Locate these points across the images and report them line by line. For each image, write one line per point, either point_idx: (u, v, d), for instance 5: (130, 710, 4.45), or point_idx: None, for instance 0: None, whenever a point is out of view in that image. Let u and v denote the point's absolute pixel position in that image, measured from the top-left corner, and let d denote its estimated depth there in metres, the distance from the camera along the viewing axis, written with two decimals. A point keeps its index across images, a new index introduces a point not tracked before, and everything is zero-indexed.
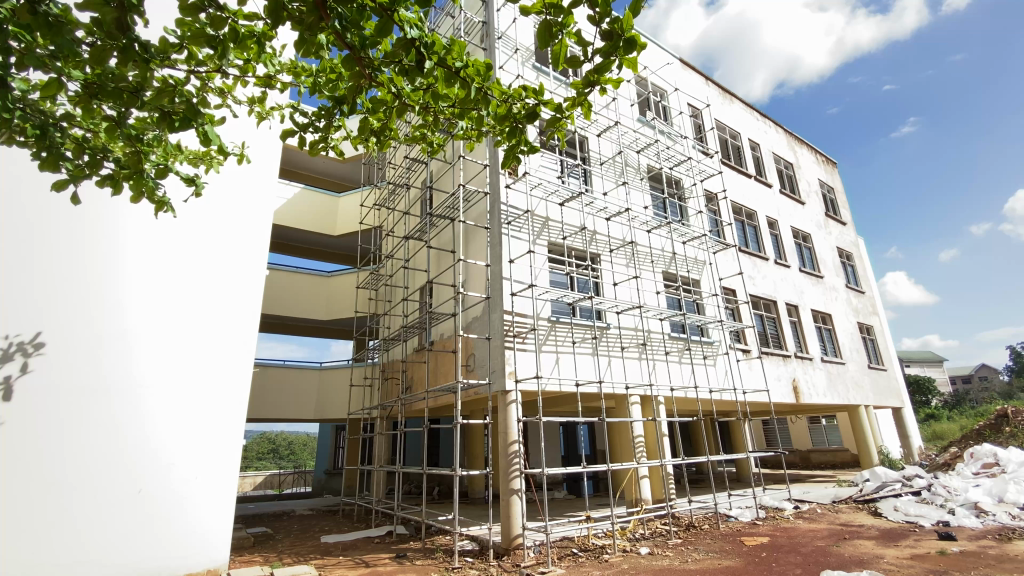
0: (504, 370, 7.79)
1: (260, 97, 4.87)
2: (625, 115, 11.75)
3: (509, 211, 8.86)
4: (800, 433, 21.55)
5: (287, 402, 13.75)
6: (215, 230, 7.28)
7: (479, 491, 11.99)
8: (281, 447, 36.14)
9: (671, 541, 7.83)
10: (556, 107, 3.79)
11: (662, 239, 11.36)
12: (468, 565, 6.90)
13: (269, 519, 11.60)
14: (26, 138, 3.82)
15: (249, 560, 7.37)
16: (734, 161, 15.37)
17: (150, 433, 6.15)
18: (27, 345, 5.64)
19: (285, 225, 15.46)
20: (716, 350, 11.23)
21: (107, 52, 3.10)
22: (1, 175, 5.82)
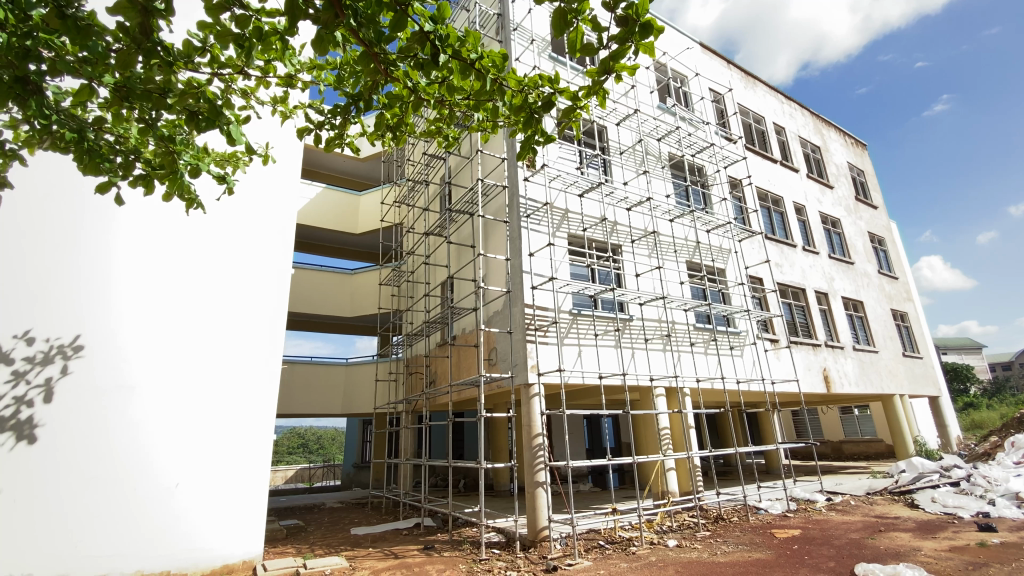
0: (526, 364, 7.80)
1: (282, 97, 4.92)
2: (644, 103, 11.54)
3: (528, 203, 8.83)
4: (831, 423, 21.05)
5: (315, 398, 14.05)
6: (241, 231, 7.41)
7: (504, 483, 12.06)
8: (311, 441, 37.04)
9: (700, 534, 7.75)
10: (571, 96, 3.72)
11: (686, 228, 11.14)
12: (495, 556, 6.95)
13: (302, 511, 11.92)
14: (64, 144, 3.96)
15: (282, 552, 7.60)
16: (758, 146, 14.98)
17: (183, 430, 6.34)
18: (66, 349, 5.87)
19: (309, 224, 15.74)
20: (743, 340, 11.02)
21: (132, 57, 3.17)
22: (39, 185, 6.09)
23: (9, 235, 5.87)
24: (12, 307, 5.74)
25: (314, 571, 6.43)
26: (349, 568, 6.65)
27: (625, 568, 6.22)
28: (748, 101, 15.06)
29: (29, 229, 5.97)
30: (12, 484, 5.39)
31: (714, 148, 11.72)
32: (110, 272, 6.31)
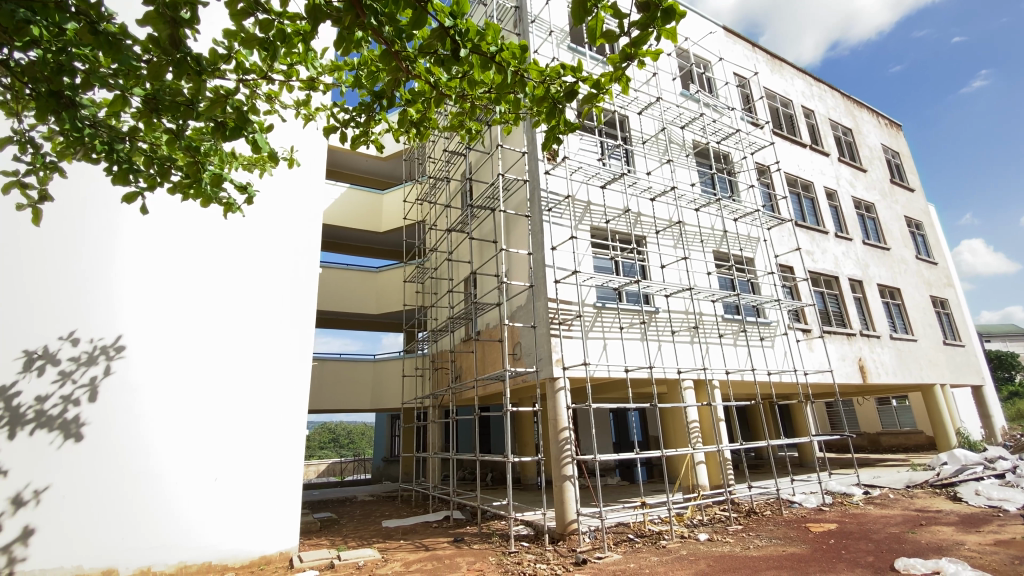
0: (551, 358, 7.78)
1: (305, 100, 4.99)
2: (666, 91, 11.32)
3: (549, 197, 8.78)
4: (867, 415, 20.42)
5: (345, 394, 14.34)
6: (271, 231, 7.61)
7: (531, 477, 12.10)
8: (341, 436, 37.84)
9: (731, 528, 7.63)
10: (593, 83, 3.66)
11: (713, 217, 10.89)
12: (525, 549, 6.99)
13: (335, 505, 12.22)
14: (99, 154, 4.11)
15: (317, 544, 7.81)
16: (786, 130, 14.54)
17: (220, 426, 6.56)
18: (109, 349, 6.14)
19: (334, 224, 16.01)
20: (774, 330, 10.76)
21: (163, 68, 3.27)
22: (79, 193, 6.38)
23: (52, 243, 6.16)
24: (57, 311, 6.04)
25: (348, 562, 6.59)
26: (381, 559, 6.79)
27: (656, 561, 6.16)
28: (775, 85, 14.61)
29: (71, 236, 6.26)
30: (63, 479, 5.68)
31: (740, 135, 11.42)
32: (196, 275, 6.87)
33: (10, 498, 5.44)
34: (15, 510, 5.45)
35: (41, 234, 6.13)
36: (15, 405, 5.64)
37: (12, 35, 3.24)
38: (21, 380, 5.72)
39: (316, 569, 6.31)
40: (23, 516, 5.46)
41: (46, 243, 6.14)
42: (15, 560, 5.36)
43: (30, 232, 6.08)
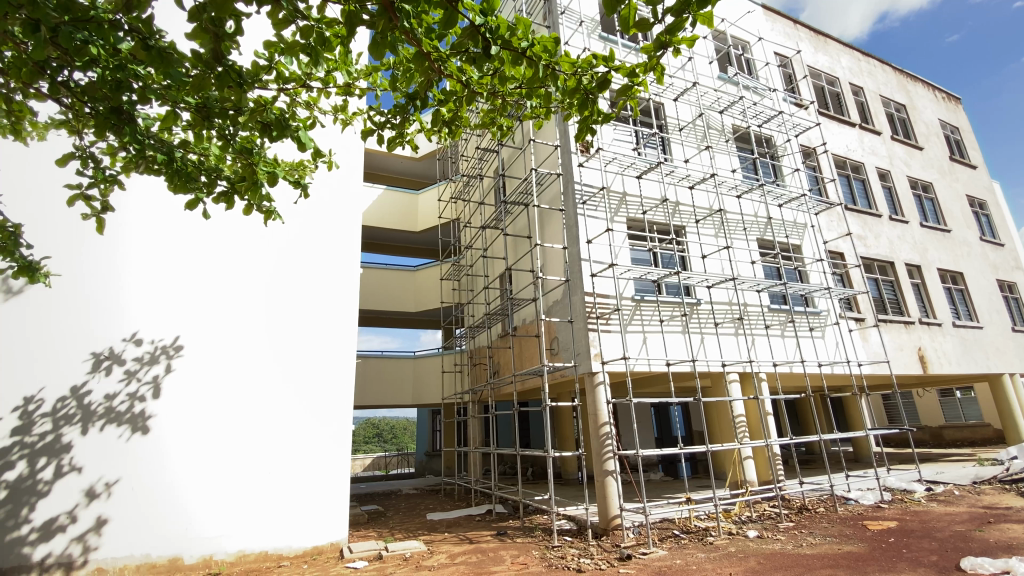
0: (589, 353, 7.73)
1: (342, 106, 5.09)
2: (703, 75, 10.95)
3: (583, 189, 8.67)
4: (928, 407, 19.29)
5: (387, 390, 14.69)
6: (316, 231, 7.85)
7: (572, 472, 12.06)
8: (385, 431, 38.85)
9: (782, 525, 7.37)
10: (627, 73, 3.56)
11: (755, 204, 10.49)
12: (568, 543, 6.98)
13: (380, 497, 12.58)
14: (157, 166, 4.32)
15: (365, 535, 8.07)
16: (833, 109, 13.85)
17: (276, 421, 6.87)
18: (169, 349, 6.52)
19: (372, 225, 16.39)
20: (824, 320, 10.29)
21: (206, 80, 3.39)
22: (141, 203, 6.83)
23: (116, 250, 6.59)
24: (121, 314, 6.46)
25: (396, 553, 6.75)
26: (427, 551, 6.93)
27: (703, 558, 6.03)
28: (819, 62, 13.92)
29: (133, 244, 6.68)
30: (130, 472, 6.06)
31: (783, 117, 10.92)
32: (246, 277, 7.19)
33: (84, 490, 5.87)
34: (89, 501, 5.87)
35: (104, 243, 6.56)
36: (87, 403, 6.06)
37: (74, 57, 3.44)
38: (91, 379, 6.15)
39: (365, 559, 6.50)
40: (95, 507, 5.87)
41: (111, 251, 6.57)
42: (89, 549, 5.77)
43: (96, 240, 6.53)
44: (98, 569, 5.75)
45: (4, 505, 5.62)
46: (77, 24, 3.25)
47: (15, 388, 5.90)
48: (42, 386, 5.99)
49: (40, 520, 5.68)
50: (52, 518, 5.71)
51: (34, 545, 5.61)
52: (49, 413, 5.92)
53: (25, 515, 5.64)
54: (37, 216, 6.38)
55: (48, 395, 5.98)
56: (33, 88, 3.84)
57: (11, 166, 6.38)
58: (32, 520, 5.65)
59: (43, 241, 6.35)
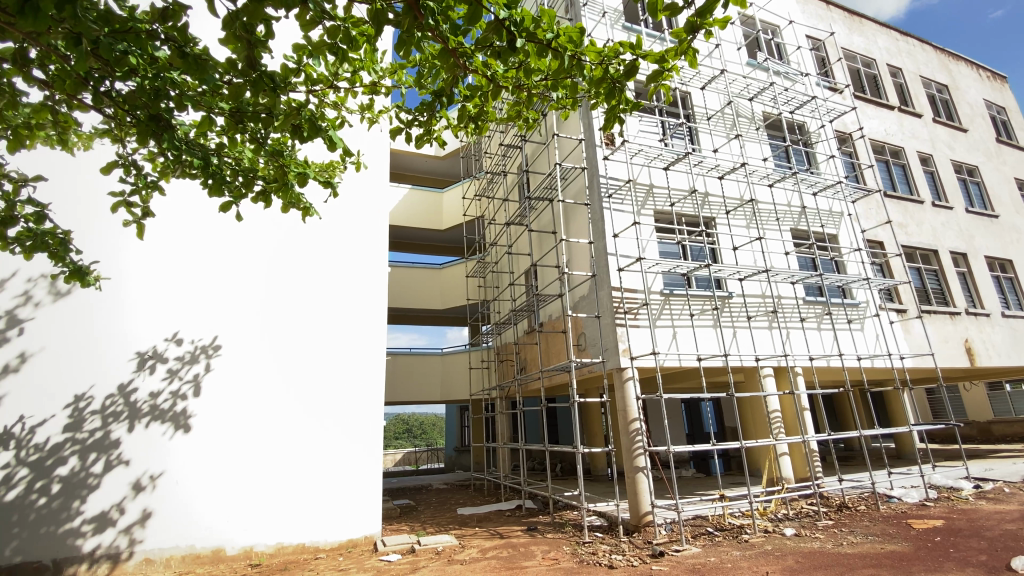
0: (617, 348, 7.63)
1: (369, 105, 5.14)
2: (731, 61, 10.66)
3: (609, 182, 8.57)
4: (976, 401, 18.41)
5: (416, 386, 14.87)
6: (346, 231, 7.98)
7: (602, 469, 12.00)
8: (414, 427, 39.37)
9: (821, 523, 7.16)
10: (656, 58, 3.48)
11: (788, 193, 10.18)
12: (599, 540, 6.94)
13: (412, 492, 12.77)
14: (195, 170, 4.46)
15: (398, 529, 8.21)
16: (869, 93, 13.31)
17: (284, 430, 6.87)
18: (207, 349, 6.77)
19: (399, 224, 16.59)
20: (863, 312, 9.92)
21: (242, 87, 3.51)
22: (181, 207, 7.12)
23: (158, 253, 6.87)
24: (161, 315, 6.71)
25: (428, 547, 6.85)
26: (459, 546, 6.99)
27: (738, 556, 5.90)
28: (854, 44, 13.38)
29: (172, 247, 6.95)
30: (173, 467, 6.32)
31: (817, 102, 10.53)
32: (279, 278, 7.37)
33: (131, 484, 6.14)
34: (136, 494, 6.14)
35: (146, 247, 6.83)
36: (133, 400, 6.34)
37: (114, 66, 3.57)
38: (137, 377, 6.43)
39: (398, 553, 6.61)
40: (142, 499, 6.14)
41: (154, 253, 6.85)
42: (135, 541, 6.03)
43: (139, 243, 6.80)
44: (146, 560, 6.02)
45: (58, 497, 5.91)
46: (117, 36, 3.35)
47: (67, 385, 6.20)
48: (91, 384, 6.28)
49: (92, 512, 5.96)
50: (103, 510, 5.99)
51: (86, 537, 5.89)
52: (98, 410, 6.21)
53: (77, 507, 5.93)
54: (83, 222, 6.68)
55: (98, 392, 6.27)
56: (77, 99, 4.00)
57: (59, 175, 6.70)
58: (85, 512, 5.94)
59: (92, 246, 6.65)
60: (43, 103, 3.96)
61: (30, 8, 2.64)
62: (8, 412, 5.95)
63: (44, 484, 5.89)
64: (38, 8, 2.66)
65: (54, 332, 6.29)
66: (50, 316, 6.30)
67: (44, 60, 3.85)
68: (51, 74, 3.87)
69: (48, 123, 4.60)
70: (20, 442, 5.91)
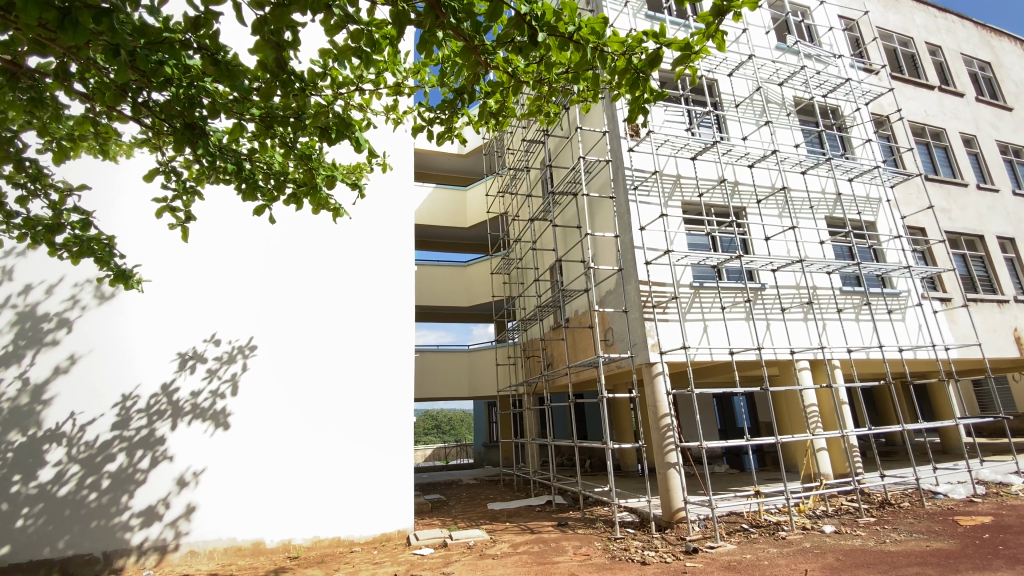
0: (646, 343, 7.53)
1: (393, 106, 5.18)
2: (759, 46, 10.35)
3: (635, 174, 8.45)
4: None
5: (444, 383, 15.02)
6: (375, 231, 8.09)
7: (632, 464, 11.90)
8: (443, 423, 39.83)
9: (863, 520, 6.93)
10: (680, 45, 3.39)
11: (822, 179, 9.85)
12: (631, 536, 6.89)
13: (443, 487, 12.95)
14: (228, 176, 4.58)
15: (429, 523, 8.33)
16: (907, 73, 12.74)
17: (309, 429, 6.98)
18: (245, 349, 6.99)
19: (424, 223, 16.74)
20: (904, 302, 9.54)
21: (272, 90, 3.59)
22: (217, 211, 7.36)
23: (198, 257, 7.12)
24: (201, 316, 6.95)
25: (460, 541, 6.92)
26: (490, 540, 7.04)
27: (775, 553, 5.77)
28: (889, 22, 12.82)
29: (209, 251, 7.18)
30: (214, 463, 6.54)
31: (852, 84, 10.15)
32: (311, 278, 7.54)
33: (176, 479, 6.39)
34: (180, 489, 6.38)
35: (186, 251, 7.09)
36: (176, 398, 6.59)
37: (151, 77, 3.69)
38: (179, 377, 6.68)
39: (431, 546, 6.70)
40: (186, 494, 6.39)
41: (193, 257, 7.10)
42: (181, 534, 6.27)
43: (180, 248, 7.07)
44: (191, 552, 6.25)
45: (107, 492, 6.19)
46: (152, 48, 3.45)
47: (114, 385, 6.47)
48: (137, 383, 6.54)
49: (139, 506, 6.23)
50: (150, 505, 6.26)
51: (134, 530, 6.16)
52: (144, 409, 6.48)
53: (125, 502, 6.21)
54: (127, 228, 6.95)
55: (143, 392, 6.54)
56: (117, 110, 4.15)
57: (102, 184, 6.99)
58: (133, 506, 6.21)
59: (134, 251, 6.91)
60: (86, 115, 4.12)
61: (70, 23, 2.75)
62: (61, 410, 6.26)
63: (95, 480, 6.17)
64: (77, 22, 2.77)
65: (101, 333, 6.57)
66: (98, 319, 6.59)
67: (85, 74, 4.01)
68: (92, 87, 4.03)
69: (90, 135, 4.80)
70: (71, 439, 6.21)
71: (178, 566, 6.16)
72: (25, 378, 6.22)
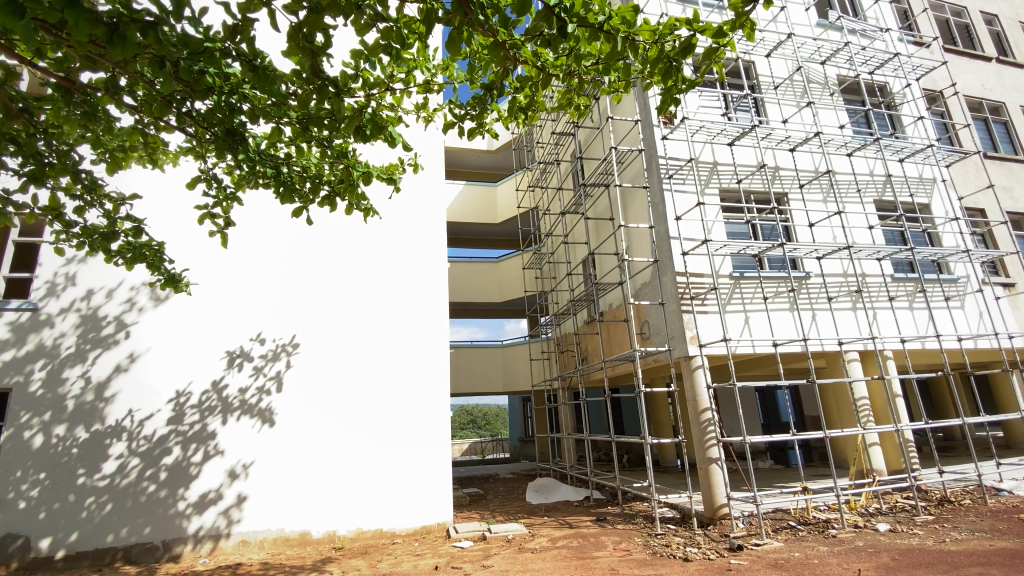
0: (685, 336, 7.35)
1: (423, 104, 5.19)
2: (798, 24, 9.90)
3: (669, 162, 8.24)
4: None
5: (480, 378, 15.14)
6: (409, 227, 8.19)
7: (671, 460, 11.70)
8: (478, 417, 40.27)
9: (920, 518, 6.59)
10: (714, 32, 3.26)
11: (870, 161, 9.37)
12: (672, 532, 6.78)
13: (480, 481, 13.07)
14: (267, 181, 4.70)
15: (469, 516, 8.43)
16: (961, 45, 11.96)
17: (349, 423, 7.16)
18: (288, 347, 7.22)
19: (455, 220, 16.88)
20: (963, 288, 9.00)
21: (307, 94, 3.65)
22: (259, 214, 7.63)
23: (241, 258, 7.39)
24: (247, 316, 7.22)
25: (499, 535, 6.97)
26: (529, 534, 7.06)
27: (826, 552, 5.56)
28: None
29: (252, 252, 7.44)
30: (262, 457, 6.80)
31: (901, 59, 9.58)
32: (350, 276, 7.71)
33: (227, 471, 6.67)
34: (231, 481, 6.66)
35: (231, 253, 7.37)
36: (225, 395, 6.88)
37: (195, 87, 3.82)
38: (227, 374, 6.96)
39: (470, 539, 6.78)
40: (237, 485, 6.67)
41: (237, 259, 7.37)
42: (233, 523, 6.55)
43: (224, 250, 7.35)
44: (243, 541, 6.52)
45: (165, 484, 6.52)
46: (194, 57, 3.57)
47: (168, 383, 6.80)
48: (189, 381, 6.85)
49: (194, 497, 6.54)
50: (204, 496, 6.56)
51: (190, 519, 6.48)
52: (196, 405, 6.78)
53: (181, 493, 6.53)
54: (175, 233, 7.28)
55: (195, 388, 6.84)
56: (163, 121, 4.32)
57: (152, 192, 7.33)
58: (188, 497, 6.53)
59: (183, 255, 7.23)
60: (135, 127, 4.32)
61: (118, 38, 2.88)
62: (121, 407, 6.62)
63: (153, 473, 6.52)
64: (124, 37, 2.90)
65: (155, 334, 6.91)
66: (151, 320, 6.93)
67: (133, 87, 4.18)
68: (140, 99, 4.20)
69: (140, 146, 5.02)
70: (131, 434, 6.57)
71: (231, 554, 6.44)
72: (88, 377, 6.61)
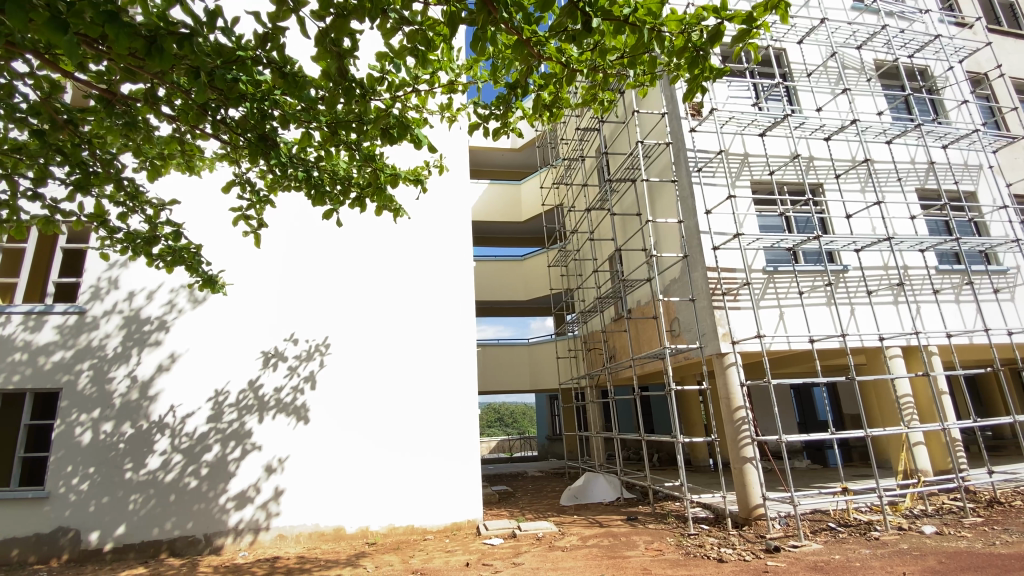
0: (717, 333, 7.19)
1: (448, 105, 5.22)
2: (831, 8, 9.57)
3: (698, 155, 8.08)
4: None
5: (507, 376, 15.17)
6: (436, 226, 8.25)
7: (703, 459, 11.51)
8: (506, 416, 40.37)
9: (968, 520, 6.29)
10: (744, 18, 3.15)
11: (910, 148, 8.99)
12: (705, 532, 6.66)
13: (508, 479, 13.10)
14: (298, 184, 4.80)
15: (498, 514, 8.46)
16: (1006, 24, 11.36)
17: (381, 421, 7.28)
18: (321, 346, 7.38)
19: (480, 219, 16.93)
20: (1013, 280, 8.57)
21: (335, 96, 3.70)
22: (292, 216, 7.81)
23: (275, 260, 7.58)
24: (281, 316, 7.40)
25: (529, 532, 6.97)
26: (559, 532, 7.03)
27: (868, 554, 5.37)
28: None
29: (285, 254, 7.63)
30: (297, 454, 6.96)
31: (942, 41, 9.16)
32: (379, 276, 7.83)
33: (264, 466, 6.86)
34: (268, 476, 6.85)
35: (264, 255, 7.57)
36: (262, 394, 7.07)
37: (229, 95, 3.93)
38: (263, 374, 7.16)
39: (501, 537, 6.79)
40: (274, 480, 6.85)
41: (272, 261, 7.57)
42: (271, 516, 6.74)
43: (258, 252, 7.55)
44: (279, 535, 6.70)
45: (206, 479, 6.74)
46: (227, 66, 3.66)
47: (207, 382, 7.02)
48: (227, 380, 7.07)
49: (234, 491, 6.75)
50: (243, 490, 6.77)
51: (230, 513, 6.68)
52: (234, 404, 6.99)
53: (222, 488, 6.75)
54: (212, 237, 7.53)
55: (232, 387, 7.05)
56: (199, 129, 4.45)
57: (191, 198, 7.59)
58: (228, 491, 6.74)
59: (220, 258, 7.46)
60: (173, 135, 4.47)
61: (157, 50, 2.98)
62: (164, 405, 6.88)
63: (195, 468, 6.75)
64: (163, 49, 3.00)
65: (195, 334, 7.15)
66: (191, 320, 7.17)
67: (171, 97, 4.32)
68: (177, 108, 4.34)
69: (178, 154, 5.19)
70: (174, 431, 6.82)
71: (269, 548, 6.62)
72: (134, 375, 6.89)
